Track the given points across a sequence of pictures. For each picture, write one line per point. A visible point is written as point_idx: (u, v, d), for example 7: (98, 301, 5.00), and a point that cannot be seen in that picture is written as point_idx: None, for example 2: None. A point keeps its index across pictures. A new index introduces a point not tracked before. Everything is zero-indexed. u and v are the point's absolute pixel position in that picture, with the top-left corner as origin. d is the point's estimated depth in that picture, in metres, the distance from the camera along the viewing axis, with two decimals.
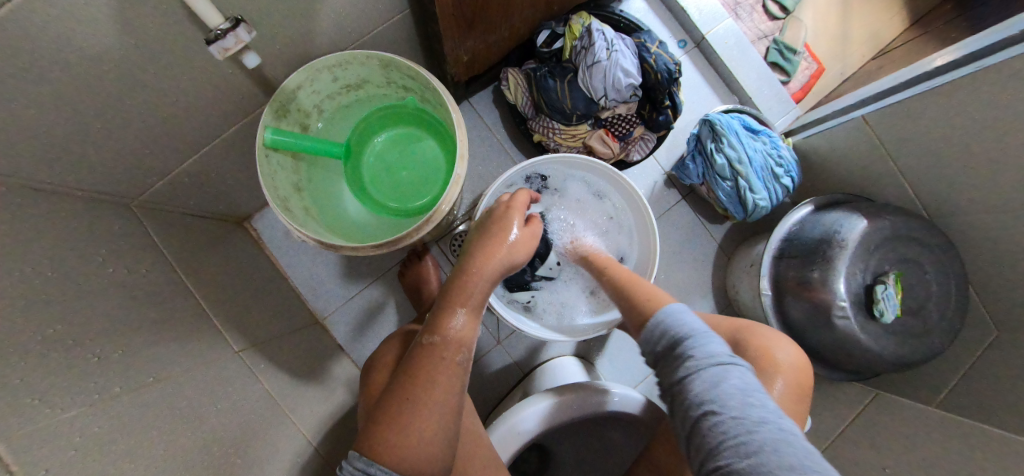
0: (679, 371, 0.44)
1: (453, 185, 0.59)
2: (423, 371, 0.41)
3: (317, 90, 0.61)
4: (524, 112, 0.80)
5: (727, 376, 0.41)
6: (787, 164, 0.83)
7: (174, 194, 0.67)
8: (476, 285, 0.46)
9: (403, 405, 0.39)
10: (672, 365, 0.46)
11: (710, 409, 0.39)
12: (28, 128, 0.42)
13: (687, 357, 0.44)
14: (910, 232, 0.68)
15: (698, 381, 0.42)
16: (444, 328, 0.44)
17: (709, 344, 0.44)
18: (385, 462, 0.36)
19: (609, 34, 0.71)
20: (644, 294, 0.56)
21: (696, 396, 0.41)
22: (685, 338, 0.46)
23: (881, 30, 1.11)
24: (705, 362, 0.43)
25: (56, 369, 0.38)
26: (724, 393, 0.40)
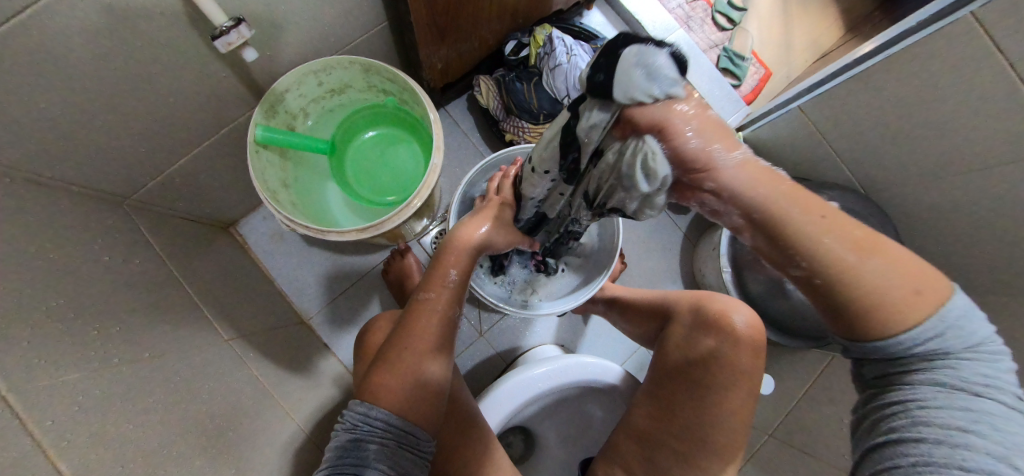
0: (922, 379, 0.35)
1: (430, 173, 0.65)
2: (418, 324, 0.48)
3: (303, 93, 0.67)
4: (496, 114, 0.87)
5: (981, 419, 0.33)
6: None
7: (165, 196, 0.71)
8: (466, 248, 0.52)
9: (397, 353, 0.45)
10: (903, 373, 0.36)
11: (932, 452, 0.33)
12: (38, 123, 0.47)
13: (931, 382, 0.34)
14: (846, 205, 0.75)
15: (945, 400, 0.34)
16: (437, 284, 0.50)
17: (981, 366, 0.34)
18: (381, 403, 0.42)
19: (568, 41, 0.80)
20: (908, 284, 0.34)
21: (916, 423, 0.35)
22: (951, 346, 0.35)
23: (819, 38, 1.24)
24: (943, 394, 0.34)
25: (59, 336, 0.41)
26: (976, 428, 0.32)
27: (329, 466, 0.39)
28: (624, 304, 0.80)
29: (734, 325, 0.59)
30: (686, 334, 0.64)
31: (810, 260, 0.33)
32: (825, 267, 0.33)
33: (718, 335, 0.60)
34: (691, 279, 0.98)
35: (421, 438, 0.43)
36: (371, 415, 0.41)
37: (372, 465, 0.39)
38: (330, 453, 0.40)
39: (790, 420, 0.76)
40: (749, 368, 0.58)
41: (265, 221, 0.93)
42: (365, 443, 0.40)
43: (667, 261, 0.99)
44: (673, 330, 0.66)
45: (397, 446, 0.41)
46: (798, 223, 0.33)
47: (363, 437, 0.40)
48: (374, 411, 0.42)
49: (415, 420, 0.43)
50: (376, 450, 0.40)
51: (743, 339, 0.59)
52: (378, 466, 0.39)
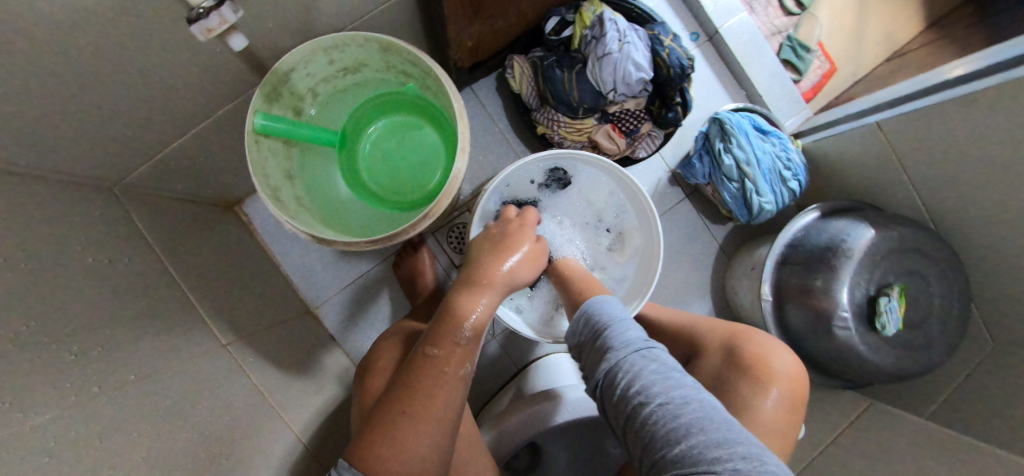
0: (604, 363, 0.48)
1: (453, 179, 0.57)
2: (421, 384, 0.38)
3: (312, 73, 0.58)
4: (528, 103, 0.77)
5: (648, 362, 0.45)
6: (795, 168, 0.81)
7: (161, 178, 0.64)
8: (488, 301, 0.45)
9: (396, 417, 0.36)
10: (599, 358, 0.49)
11: (644, 397, 0.43)
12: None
13: (609, 352, 0.48)
14: (916, 244, 0.66)
15: (624, 371, 0.46)
16: (450, 338, 0.41)
17: (627, 333, 0.49)
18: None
19: (622, 24, 0.68)
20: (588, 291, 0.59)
21: (625, 389, 0.45)
22: (606, 329, 0.51)
23: (896, 31, 1.08)
24: (617, 353, 0.47)
25: (32, 373, 0.36)
26: (648, 378, 0.44)
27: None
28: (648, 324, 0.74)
29: (774, 371, 0.56)
30: (714, 373, 0.60)
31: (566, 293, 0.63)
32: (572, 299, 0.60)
33: (754, 381, 0.56)
34: (722, 297, 0.92)
35: None
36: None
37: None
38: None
39: None
40: (784, 421, 0.55)
41: None
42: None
43: (698, 276, 0.91)
44: (701, 365, 0.62)
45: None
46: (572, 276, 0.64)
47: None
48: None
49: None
50: None
51: (781, 385, 0.55)
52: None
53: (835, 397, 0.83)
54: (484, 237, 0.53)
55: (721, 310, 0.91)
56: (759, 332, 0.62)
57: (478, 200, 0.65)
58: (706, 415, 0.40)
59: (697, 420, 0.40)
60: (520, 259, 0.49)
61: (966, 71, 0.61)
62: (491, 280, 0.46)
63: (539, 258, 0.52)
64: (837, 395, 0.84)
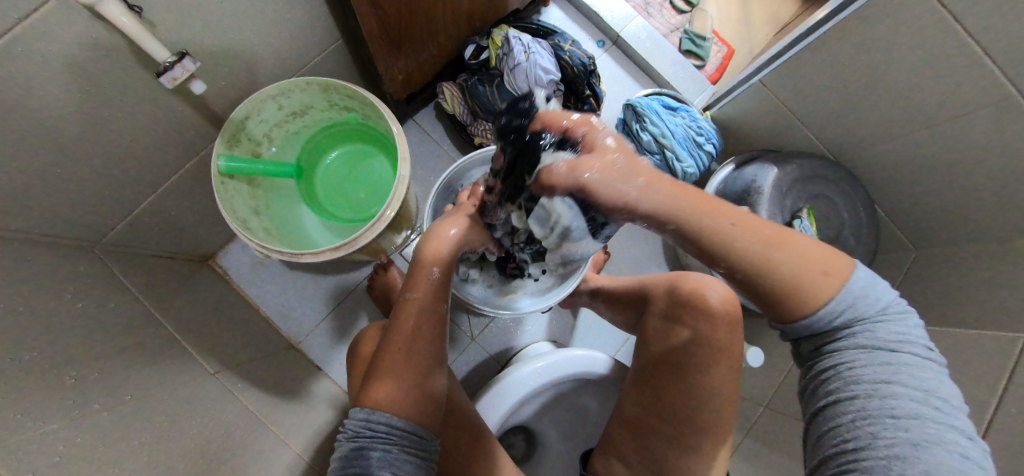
0: (836, 352, 0.41)
1: (398, 185, 0.65)
2: (407, 326, 0.51)
3: (264, 119, 0.67)
4: (463, 120, 0.87)
5: (898, 367, 0.38)
6: (707, 133, 0.92)
7: (138, 235, 0.71)
8: (443, 251, 0.54)
9: (392, 359, 0.49)
10: (823, 347, 0.42)
11: (865, 404, 0.37)
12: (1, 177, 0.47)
13: (849, 336, 0.40)
14: (814, 172, 0.76)
15: (863, 372, 0.38)
16: (419, 287, 0.53)
17: (886, 332, 0.39)
18: (384, 408, 0.46)
19: (525, 39, 0.80)
20: (817, 265, 0.40)
21: (844, 386, 0.39)
22: (857, 320, 0.40)
23: (777, 11, 1.25)
24: (855, 345, 0.40)
25: (38, 388, 0.41)
26: (892, 394, 0.37)
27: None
28: (605, 292, 0.79)
29: (710, 301, 0.59)
30: (663, 317, 0.64)
31: (728, 265, 0.40)
32: (757, 274, 0.40)
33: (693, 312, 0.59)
34: (675, 261, 0.99)
35: (420, 440, 0.46)
36: (375, 416, 0.45)
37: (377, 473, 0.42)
38: (334, 463, 0.44)
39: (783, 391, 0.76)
40: (726, 341, 0.59)
41: (245, 250, 0.92)
42: (367, 452, 0.43)
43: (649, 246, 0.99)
44: (651, 312, 0.66)
45: (399, 449, 0.45)
46: (719, 228, 0.38)
47: (367, 444, 0.44)
48: (376, 415, 0.45)
49: (417, 420, 0.47)
50: (379, 456, 0.43)
51: (717, 313, 0.59)
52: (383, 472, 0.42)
53: None
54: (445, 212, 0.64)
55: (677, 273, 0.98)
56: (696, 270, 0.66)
57: (424, 206, 0.73)
58: (952, 466, 0.33)
59: (940, 457, 0.33)
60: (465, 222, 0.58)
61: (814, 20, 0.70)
62: (441, 235, 0.55)
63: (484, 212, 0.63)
64: None
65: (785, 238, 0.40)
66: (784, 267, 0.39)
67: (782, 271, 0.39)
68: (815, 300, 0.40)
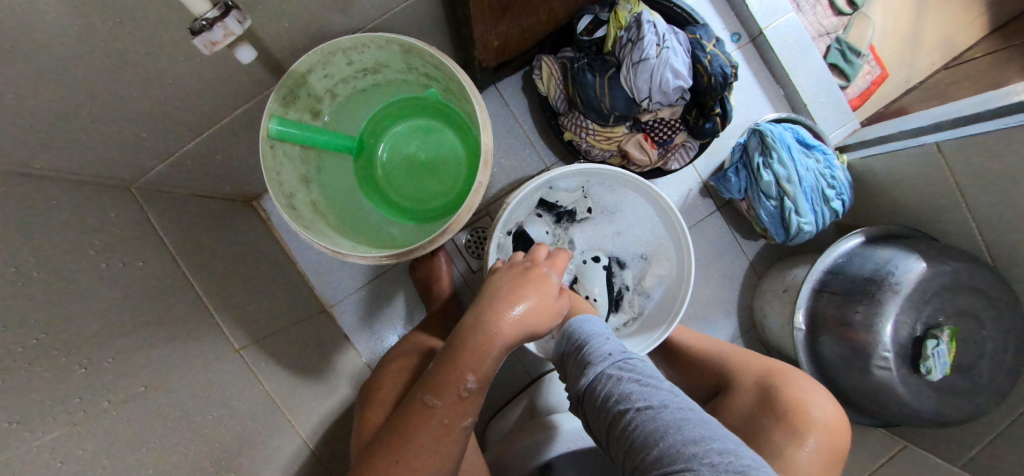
0: (584, 379, 0.47)
1: (474, 193, 0.54)
2: (412, 434, 0.35)
3: (330, 74, 0.55)
4: (556, 107, 0.73)
5: (623, 365, 0.46)
6: (840, 186, 0.76)
7: (178, 175, 0.63)
8: (496, 357, 0.38)
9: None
10: (578, 367, 0.49)
11: (625, 406, 0.42)
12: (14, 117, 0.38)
13: (585, 354, 0.49)
14: (972, 282, 0.60)
15: (605, 382, 0.45)
16: (448, 391, 0.36)
17: (604, 344, 0.49)
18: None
19: (661, 27, 0.63)
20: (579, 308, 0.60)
21: (604, 400, 0.44)
22: (584, 343, 0.50)
23: (960, 35, 0.99)
24: (593, 361, 0.47)
25: (39, 388, 0.36)
26: (626, 388, 0.43)
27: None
28: (675, 351, 0.75)
29: (814, 419, 0.54)
30: (745, 414, 0.58)
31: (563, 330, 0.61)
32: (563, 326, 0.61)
33: (789, 427, 0.54)
34: (748, 317, 0.87)
35: None
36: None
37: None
38: None
39: None
40: (821, 473, 0.52)
41: None
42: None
43: (724, 294, 0.87)
44: (732, 406, 0.60)
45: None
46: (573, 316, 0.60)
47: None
48: None
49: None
50: None
51: (820, 434, 0.53)
52: None
53: (867, 432, 0.78)
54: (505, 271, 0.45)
55: (745, 330, 0.87)
56: (796, 372, 0.61)
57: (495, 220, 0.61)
58: (690, 424, 0.39)
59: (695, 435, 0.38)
60: (534, 307, 0.41)
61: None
62: (495, 328, 0.38)
63: (553, 308, 0.43)
64: (869, 430, 0.79)
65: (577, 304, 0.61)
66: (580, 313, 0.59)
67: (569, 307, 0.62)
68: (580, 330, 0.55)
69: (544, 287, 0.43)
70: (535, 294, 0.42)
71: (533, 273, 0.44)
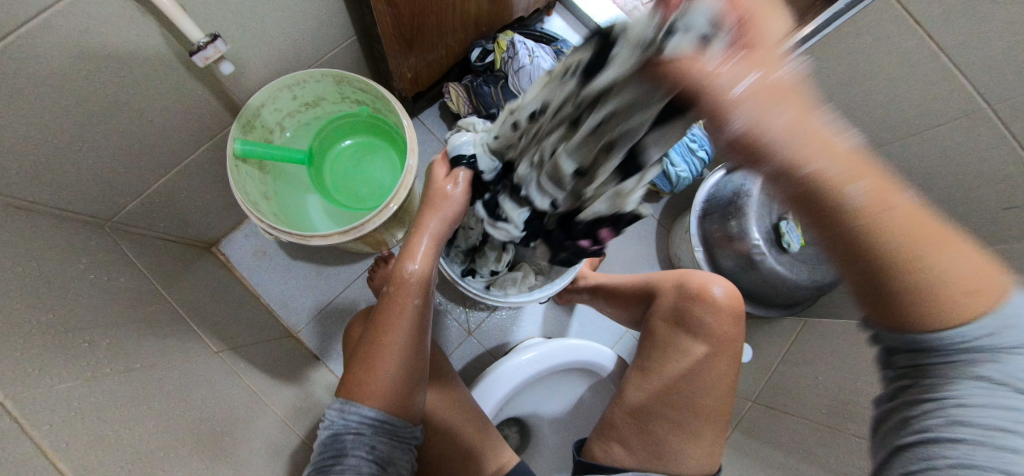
0: (941, 389, 0.29)
1: (406, 173, 0.68)
2: (385, 320, 0.50)
3: (278, 108, 0.70)
4: (467, 119, 0.91)
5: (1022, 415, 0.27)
6: (700, 140, 0.96)
7: (147, 217, 0.73)
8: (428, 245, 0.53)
9: (368, 356, 0.48)
10: (939, 371, 0.30)
11: (965, 454, 0.27)
12: (15, 144, 0.48)
13: (970, 362, 0.29)
14: None
15: (978, 414, 0.28)
16: (400, 280, 0.52)
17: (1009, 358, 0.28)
18: (360, 396, 0.46)
19: (530, 44, 0.85)
20: (959, 281, 0.28)
21: (948, 419, 0.29)
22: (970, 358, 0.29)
23: None
24: (965, 369, 0.29)
25: (49, 348, 0.42)
26: (994, 419, 0.27)
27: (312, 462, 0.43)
28: (607, 291, 0.84)
29: (715, 294, 0.66)
30: (671, 307, 0.70)
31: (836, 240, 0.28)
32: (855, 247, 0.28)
33: (703, 303, 0.66)
34: (669, 262, 1.02)
35: (399, 425, 0.47)
36: (348, 408, 0.46)
37: (350, 453, 0.43)
38: (314, 449, 0.45)
39: (770, 385, 0.79)
40: (730, 332, 0.65)
41: (248, 239, 0.94)
42: (342, 436, 0.44)
43: (644, 247, 1.03)
44: (659, 307, 0.72)
45: (373, 433, 0.45)
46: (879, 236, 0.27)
47: (341, 430, 0.45)
48: (353, 402, 0.45)
49: (393, 411, 0.47)
50: (354, 440, 0.44)
51: (727, 297, 0.66)
52: (357, 454, 0.43)
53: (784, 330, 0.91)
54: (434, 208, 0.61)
55: None
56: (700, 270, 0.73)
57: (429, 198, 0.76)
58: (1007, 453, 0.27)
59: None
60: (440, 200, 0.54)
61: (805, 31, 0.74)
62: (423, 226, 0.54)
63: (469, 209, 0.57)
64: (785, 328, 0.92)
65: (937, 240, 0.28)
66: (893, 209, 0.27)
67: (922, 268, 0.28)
68: (933, 312, 0.29)
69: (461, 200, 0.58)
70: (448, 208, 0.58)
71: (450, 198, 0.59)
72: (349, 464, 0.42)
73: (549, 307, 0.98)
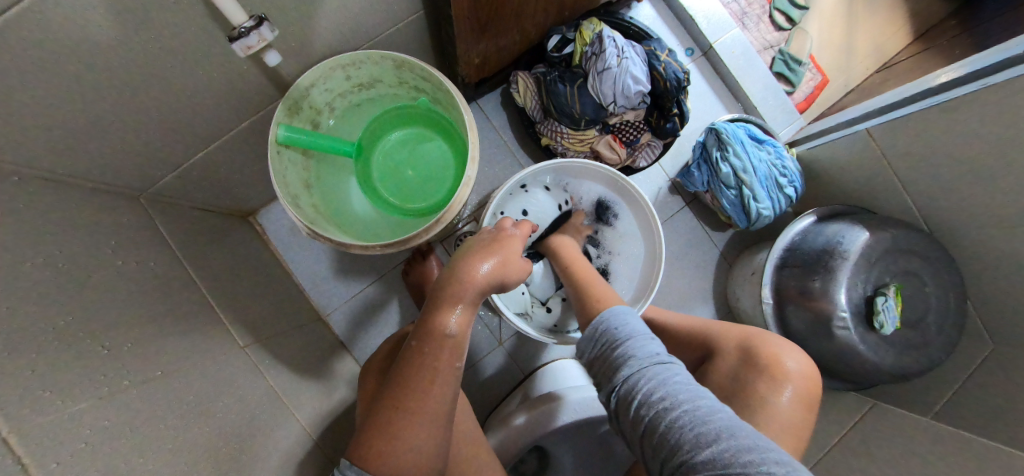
0: (625, 373, 0.48)
1: (464, 186, 0.60)
2: (411, 376, 0.43)
3: (329, 88, 0.62)
4: (532, 115, 0.81)
5: (666, 365, 0.47)
6: (791, 175, 0.84)
7: (183, 188, 0.68)
8: (470, 298, 0.47)
9: (387, 418, 0.41)
10: (613, 363, 0.51)
11: (671, 410, 0.43)
12: (37, 116, 0.42)
13: (625, 357, 0.49)
14: (911, 245, 0.68)
15: (644, 379, 0.46)
16: (436, 342, 0.45)
17: (650, 345, 0.50)
18: (372, 469, 0.39)
19: (620, 41, 0.72)
20: (600, 297, 0.60)
21: (646, 397, 0.45)
22: (627, 341, 0.51)
23: (886, 43, 1.12)
24: (635, 358, 0.49)
25: (67, 361, 0.39)
26: (671, 387, 0.45)
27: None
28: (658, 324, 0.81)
29: (787, 370, 0.60)
30: (730, 374, 0.64)
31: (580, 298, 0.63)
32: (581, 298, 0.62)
33: (770, 380, 0.60)
34: (724, 302, 0.93)
35: None
36: None
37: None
38: None
39: (821, 466, 0.73)
40: (799, 417, 0.59)
41: (284, 213, 0.90)
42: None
43: (700, 282, 0.94)
44: (716, 367, 0.67)
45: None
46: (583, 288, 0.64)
47: None
48: None
49: None
50: None
51: (796, 383, 0.60)
52: None
53: (842, 400, 0.83)
54: (472, 241, 0.56)
55: (722, 315, 0.93)
56: (770, 334, 0.67)
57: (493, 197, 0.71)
58: (718, 417, 0.41)
59: (719, 418, 0.41)
60: (502, 260, 0.51)
61: (946, 79, 0.65)
62: (470, 276, 0.47)
63: (513, 262, 0.52)
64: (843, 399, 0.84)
65: (589, 279, 0.64)
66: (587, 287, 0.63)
67: (584, 294, 0.62)
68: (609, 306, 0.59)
69: (502, 253, 0.52)
70: (499, 251, 0.52)
71: (498, 238, 0.54)
72: None
73: None
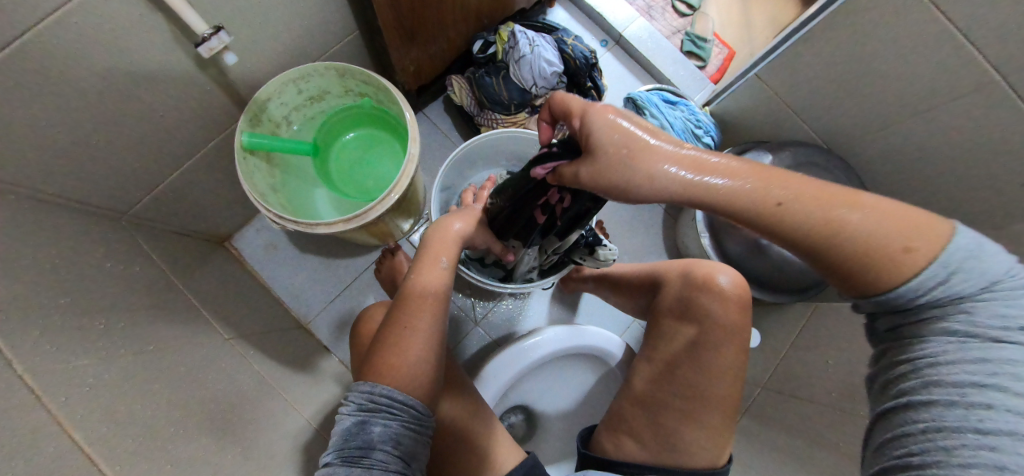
0: (922, 341, 0.37)
1: (408, 162, 0.69)
2: (412, 305, 0.53)
3: (284, 102, 0.72)
4: (470, 110, 0.92)
5: (993, 364, 0.33)
6: (705, 126, 0.95)
7: (160, 211, 0.75)
8: (452, 242, 0.59)
9: (397, 338, 0.50)
10: (913, 332, 0.37)
11: (951, 410, 0.33)
12: (34, 139, 0.50)
13: (940, 320, 0.36)
14: (809, 159, 0.79)
15: (947, 364, 0.34)
16: (428, 276, 0.55)
17: (998, 316, 0.34)
18: (386, 380, 0.46)
19: (530, 33, 0.85)
20: (892, 235, 0.36)
21: (927, 383, 0.35)
22: (955, 303, 0.35)
23: (778, 14, 1.29)
24: (946, 336, 0.35)
25: (69, 328, 0.44)
26: (979, 384, 0.32)
27: (336, 450, 0.42)
28: (613, 280, 0.85)
29: (720, 284, 0.65)
30: (677, 298, 0.69)
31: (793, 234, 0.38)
32: (830, 252, 0.38)
33: (710, 292, 0.65)
34: (676, 252, 1.02)
35: (425, 416, 0.47)
36: (377, 392, 0.45)
37: (378, 447, 0.42)
38: (337, 436, 0.43)
39: (781, 372, 0.78)
40: (739, 320, 0.64)
41: (258, 234, 0.97)
42: (369, 426, 0.43)
43: (651, 237, 1.02)
44: (665, 297, 0.72)
45: (401, 425, 0.44)
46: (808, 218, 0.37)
47: (368, 418, 0.43)
48: (381, 387, 0.45)
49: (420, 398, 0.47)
50: (381, 431, 0.43)
51: (731, 289, 0.65)
52: (385, 447, 0.42)
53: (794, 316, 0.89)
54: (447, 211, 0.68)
55: None
56: (707, 260, 0.72)
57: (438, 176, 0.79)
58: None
59: None
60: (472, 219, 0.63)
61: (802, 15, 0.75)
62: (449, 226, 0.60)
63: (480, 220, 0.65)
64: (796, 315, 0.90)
65: (857, 199, 0.38)
66: (852, 236, 0.37)
67: (845, 241, 0.37)
68: (895, 274, 0.36)
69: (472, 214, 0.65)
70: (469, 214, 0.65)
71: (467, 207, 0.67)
72: (377, 458, 0.41)
73: (554, 297, 1.00)
